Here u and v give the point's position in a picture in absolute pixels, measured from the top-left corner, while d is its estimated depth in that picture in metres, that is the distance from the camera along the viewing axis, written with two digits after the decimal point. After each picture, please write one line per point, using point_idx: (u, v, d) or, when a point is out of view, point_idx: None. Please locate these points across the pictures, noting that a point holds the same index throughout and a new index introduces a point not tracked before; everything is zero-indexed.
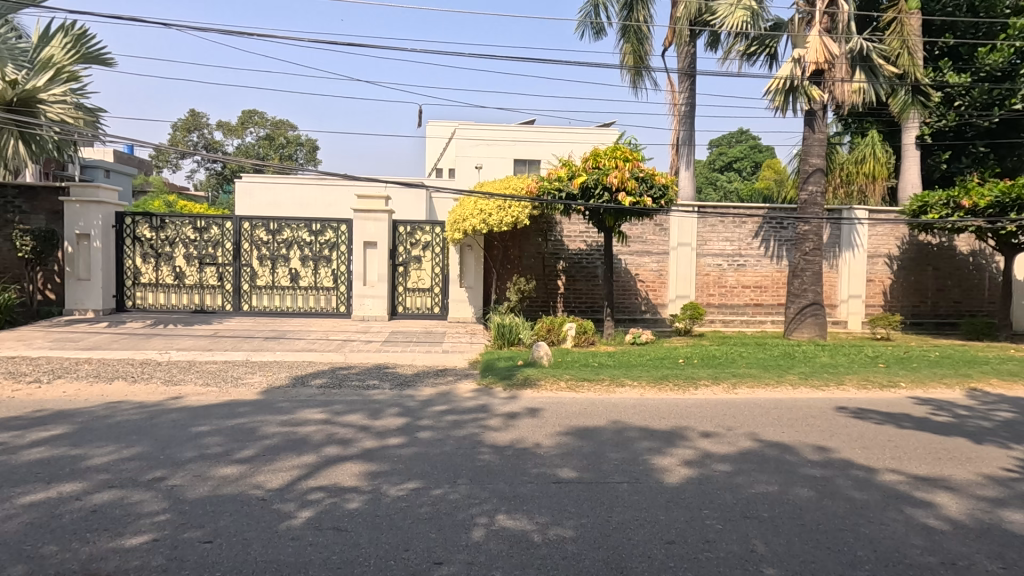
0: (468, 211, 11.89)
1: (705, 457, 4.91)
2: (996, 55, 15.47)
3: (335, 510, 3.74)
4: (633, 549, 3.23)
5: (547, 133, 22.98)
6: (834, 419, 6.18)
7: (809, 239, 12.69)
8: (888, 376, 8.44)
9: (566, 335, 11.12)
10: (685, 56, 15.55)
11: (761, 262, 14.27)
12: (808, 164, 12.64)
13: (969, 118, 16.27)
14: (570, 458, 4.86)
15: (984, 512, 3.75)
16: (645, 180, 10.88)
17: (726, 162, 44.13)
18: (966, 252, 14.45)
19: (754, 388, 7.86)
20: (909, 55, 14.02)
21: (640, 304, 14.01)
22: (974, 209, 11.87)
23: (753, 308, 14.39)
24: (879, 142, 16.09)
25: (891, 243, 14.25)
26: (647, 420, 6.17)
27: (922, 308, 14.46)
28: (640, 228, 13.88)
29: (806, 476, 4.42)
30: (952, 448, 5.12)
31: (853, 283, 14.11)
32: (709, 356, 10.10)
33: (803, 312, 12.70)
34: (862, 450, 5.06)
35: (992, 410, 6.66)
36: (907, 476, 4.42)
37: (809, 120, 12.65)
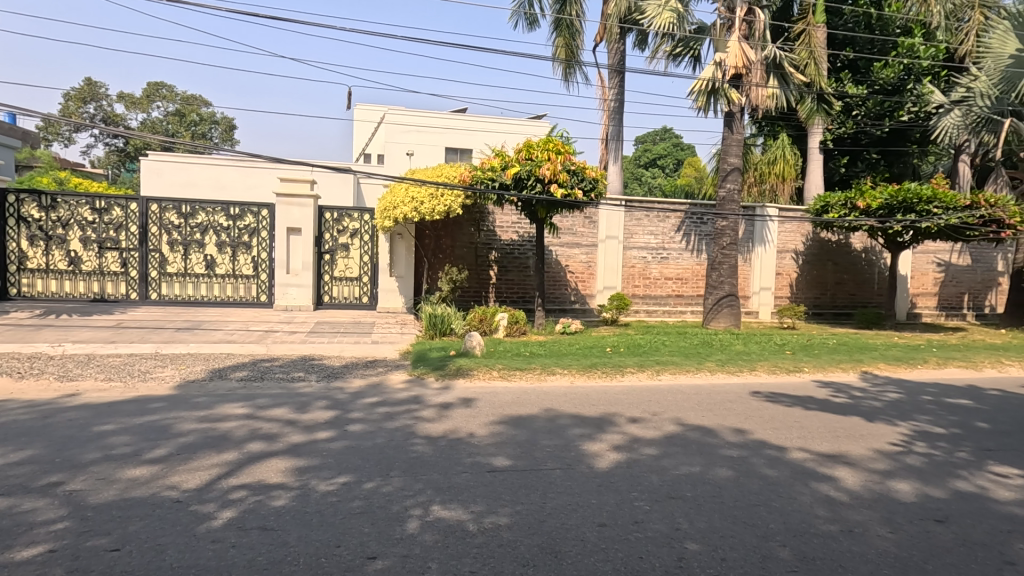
0: (400, 198, 11.67)
1: (633, 441, 5.12)
2: (888, 71, 17.06)
3: (260, 509, 3.56)
4: (567, 533, 3.31)
5: (479, 122, 22.81)
6: (749, 403, 6.63)
7: (726, 234, 13.48)
8: (795, 362, 9.18)
9: (498, 325, 11.17)
10: (615, 53, 15.92)
11: (683, 256, 15.00)
12: (727, 163, 13.37)
13: (864, 127, 18.01)
14: (505, 447, 4.90)
15: (875, 483, 4.18)
16: (576, 173, 11.08)
17: (650, 158, 46.12)
18: (860, 249, 15.90)
19: (676, 374, 8.30)
20: (815, 65, 15.02)
21: (569, 294, 14.35)
22: (867, 209, 12.99)
23: (674, 299, 15.10)
24: (788, 145, 17.34)
25: (797, 239, 15.40)
26: (578, 407, 6.35)
27: (823, 299, 15.78)
28: (570, 220, 14.16)
29: (725, 456, 4.72)
30: (849, 427, 5.66)
31: (764, 276, 15.17)
32: (634, 345, 10.50)
33: (720, 303, 13.49)
34: (773, 431, 5.47)
35: (882, 391, 7.43)
36: (813, 453, 4.83)
37: (728, 120, 13.35)
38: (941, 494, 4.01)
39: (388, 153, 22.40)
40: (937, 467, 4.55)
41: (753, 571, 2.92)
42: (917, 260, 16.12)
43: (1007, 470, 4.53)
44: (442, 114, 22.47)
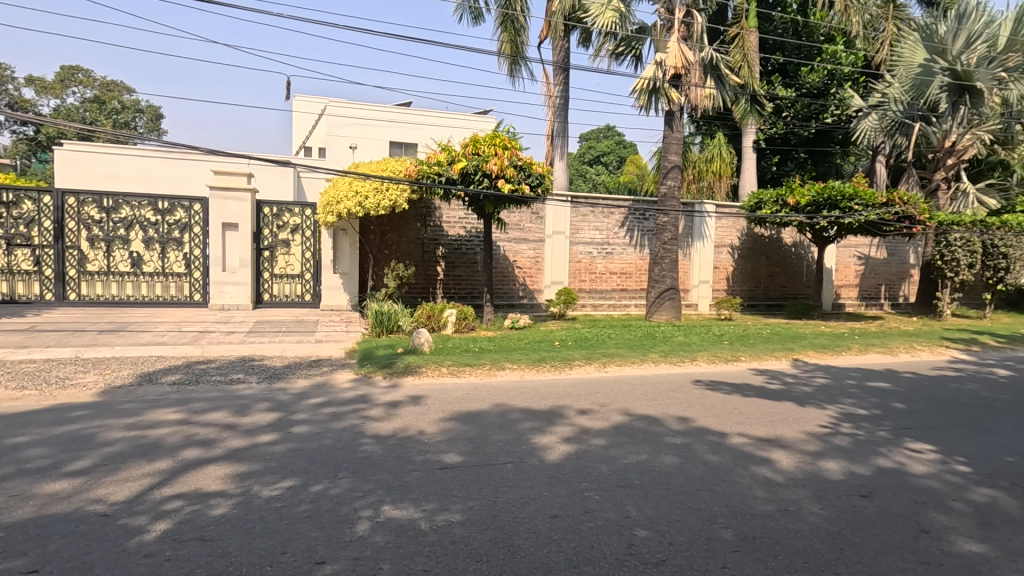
0: (343, 192, 11.36)
1: (582, 433, 5.21)
2: (813, 75, 18.06)
3: (197, 518, 3.37)
4: (520, 526, 3.33)
5: (424, 116, 22.48)
6: (691, 391, 6.89)
7: (667, 230, 13.90)
8: (732, 351, 9.63)
9: (447, 321, 11.07)
10: (560, 51, 16.08)
11: (626, 251, 15.39)
12: (668, 161, 13.81)
13: (793, 127, 19.12)
14: (456, 443, 4.87)
15: (808, 464, 4.43)
16: (522, 168, 11.13)
17: (594, 155, 47.02)
18: (790, 244, 16.83)
19: (622, 366, 8.51)
20: (749, 68, 15.69)
21: (518, 289, 14.41)
22: (797, 206, 13.82)
23: (619, 293, 15.46)
24: (724, 144, 18.11)
25: (733, 235, 16.12)
26: (528, 401, 6.40)
27: (757, 292, 16.60)
28: (517, 216, 14.20)
29: (670, 444, 4.88)
30: (782, 411, 5.99)
31: (703, 269, 15.80)
32: (581, 338, 10.68)
33: (662, 296, 13.93)
34: (714, 418, 5.71)
35: (811, 377, 7.91)
36: (751, 438, 5.07)
37: (668, 119, 13.77)
38: (865, 471, 4.30)
39: (330, 146, 21.69)
40: (861, 446, 4.89)
41: (699, 553, 3.03)
42: (841, 254, 17.23)
43: (921, 445, 4.93)
44: (385, 107, 22.01)
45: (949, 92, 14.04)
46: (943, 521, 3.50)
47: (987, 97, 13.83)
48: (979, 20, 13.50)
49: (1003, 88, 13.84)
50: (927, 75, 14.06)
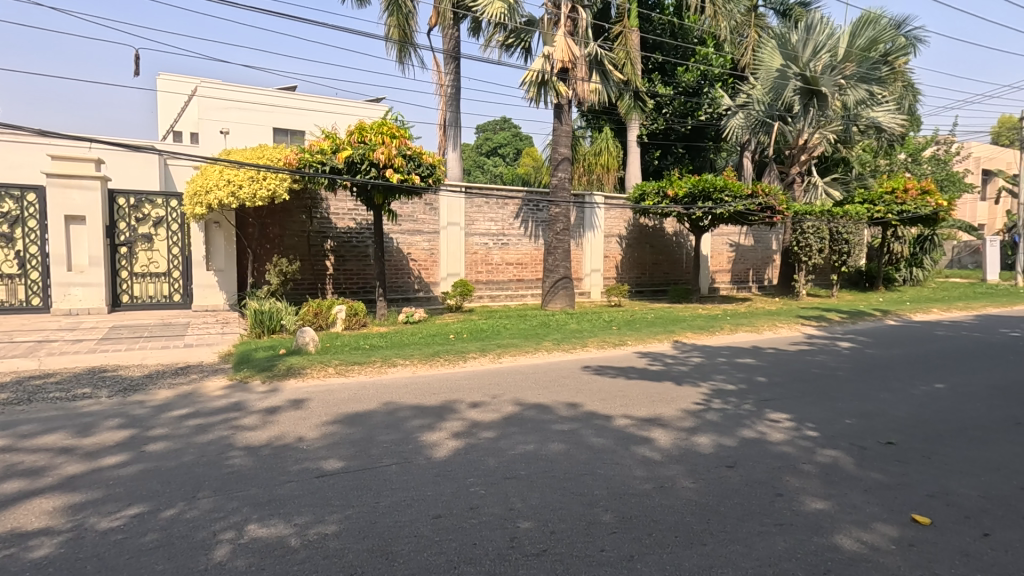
0: (212, 181, 10.37)
1: (472, 426, 5.13)
2: (688, 75, 19.45)
3: (10, 565, 2.84)
4: (400, 531, 3.17)
5: (308, 101, 21.20)
6: (580, 377, 7.08)
7: (559, 220, 14.23)
8: (620, 336, 10.09)
9: (336, 318, 10.52)
10: (449, 39, 15.80)
11: (521, 241, 15.58)
12: (558, 153, 14.08)
13: (671, 124, 20.47)
14: (338, 448, 4.58)
15: (683, 440, 4.70)
16: (412, 158, 10.79)
17: (491, 147, 47.21)
18: (671, 233, 17.98)
19: (516, 356, 8.58)
20: (631, 66, 16.11)
21: (413, 283, 14.06)
22: (676, 197, 14.73)
23: (515, 283, 15.62)
24: (611, 138, 18.95)
25: (620, 225, 16.94)
26: (419, 397, 6.21)
27: (643, 279, 17.57)
28: (410, 207, 13.83)
29: (557, 431, 4.95)
30: (662, 391, 6.34)
31: (594, 258, 16.43)
32: (477, 330, 10.64)
33: (557, 285, 14.27)
34: (600, 402, 5.90)
35: (688, 357, 8.49)
36: (634, 418, 5.28)
37: (557, 112, 14.06)
38: (732, 443, 4.64)
39: (201, 131, 19.82)
40: (729, 420, 5.27)
41: (578, 539, 3.06)
42: (715, 242, 18.73)
43: (779, 415, 5.43)
44: (264, 90, 20.48)
45: (801, 95, 15.60)
46: (794, 483, 3.84)
47: (831, 102, 15.52)
48: (823, 32, 15.05)
49: (842, 93, 15.46)
50: (782, 79, 15.60)
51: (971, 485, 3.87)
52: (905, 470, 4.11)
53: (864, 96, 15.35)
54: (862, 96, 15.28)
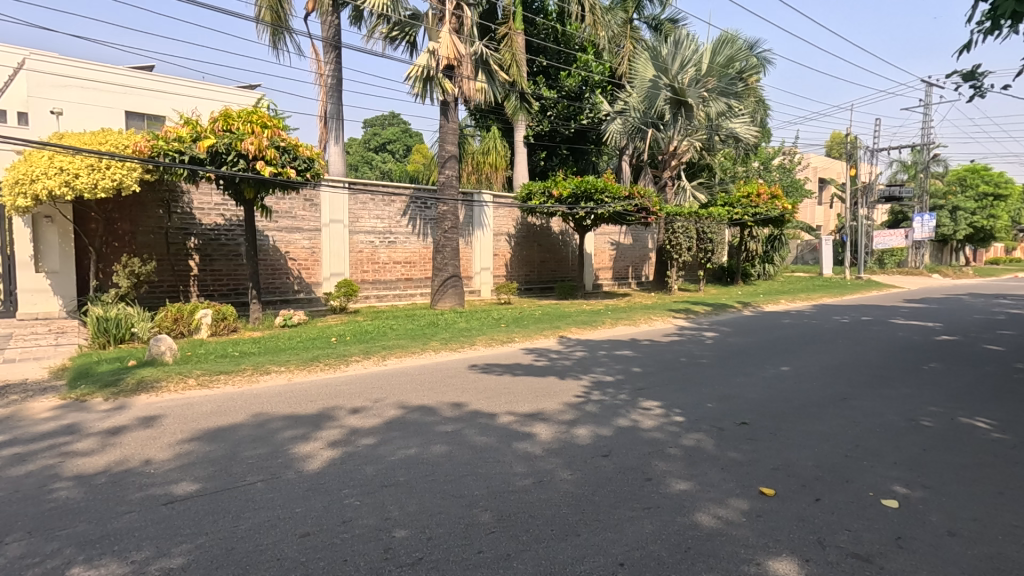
0: (40, 169, 8.94)
1: (350, 434, 4.87)
2: (571, 80, 20.26)
3: None
4: (261, 555, 2.90)
5: (167, 82, 19.09)
6: (467, 376, 7.03)
7: (447, 218, 14.11)
8: (508, 333, 10.22)
9: (200, 324, 9.53)
10: (329, 26, 15.01)
11: (409, 240, 15.23)
12: (445, 151, 13.95)
13: (556, 126, 21.30)
14: (194, 468, 4.11)
15: (563, 433, 4.81)
16: (286, 150, 10.06)
17: (380, 142, 45.80)
18: (557, 232, 18.58)
19: (402, 357, 8.34)
20: (517, 67, 16.45)
21: (292, 283, 13.16)
22: (560, 197, 15.22)
23: (403, 282, 15.23)
24: (499, 138, 19.19)
25: (508, 223, 17.20)
26: (293, 406, 5.79)
27: (531, 276, 17.98)
28: (287, 203, 12.94)
29: (440, 433, 4.84)
30: (545, 386, 6.48)
31: (483, 257, 16.51)
32: (361, 332, 10.21)
33: (446, 284, 14.12)
34: (485, 400, 5.89)
35: (572, 351, 8.79)
36: (517, 415, 5.33)
37: (444, 109, 13.90)
38: (608, 433, 4.84)
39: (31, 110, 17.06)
40: (606, 410, 5.51)
41: (456, 543, 2.99)
42: (598, 241, 19.69)
43: (651, 403, 5.77)
44: (112, 67, 18.10)
45: (670, 105, 16.88)
46: (662, 467, 4.08)
47: (696, 112, 16.98)
48: (689, 47, 16.35)
49: (706, 105, 17.10)
50: (654, 89, 16.81)
51: (807, 456, 4.37)
52: (754, 447, 4.55)
53: (724, 109, 17.10)
54: (722, 107, 17.07)
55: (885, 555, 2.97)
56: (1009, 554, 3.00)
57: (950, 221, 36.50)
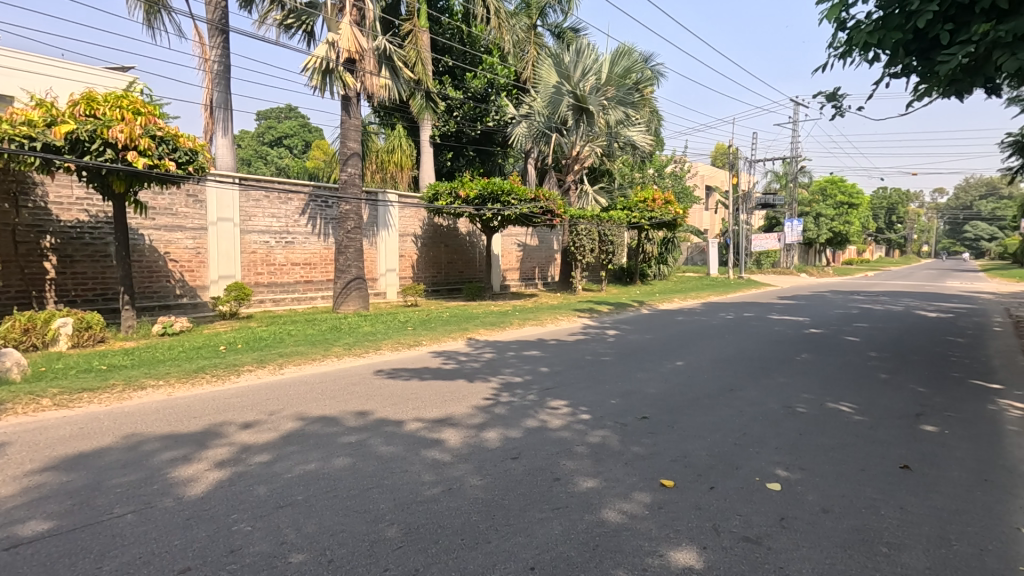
0: None
1: (241, 451, 4.47)
2: (477, 81, 20.37)
3: None
4: None
5: (16, 58, 16.60)
6: (372, 383, 6.75)
7: (350, 218, 13.52)
8: (415, 336, 9.98)
9: (58, 334, 8.34)
10: (215, 8, 13.85)
11: (309, 240, 14.42)
12: (346, 148, 13.37)
13: (462, 127, 21.36)
14: (46, 504, 3.55)
15: (472, 437, 4.74)
16: (165, 141, 9.11)
17: (275, 136, 43.07)
18: (465, 233, 18.50)
19: (300, 365, 7.85)
20: (422, 65, 16.07)
21: (173, 287, 11.96)
22: (467, 198, 15.17)
23: (302, 285, 14.39)
24: (404, 137, 18.71)
25: (415, 224, 16.85)
26: (174, 424, 5.22)
27: (439, 278, 17.74)
28: (167, 198, 11.75)
29: (343, 444, 4.58)
30: (454, 390, 6.37)
31: (388, 258, 16.03)
32: (254, 339, 9.48)
33: (349, 286, 13.51)
34: (391, 407, 5.67)
35: (481, 353, 8.76)
36: (425, 421, 5.18)
37: (344, 104, 13.31)
38: (517, 434, 4.84)
39: None
40: (515, 412, 5.51)
41: (360, 563, 2.82)
42: (505, 242, 19.88)
43: (558, 402, 5.86)
44: None
45: (573, 111, 17.48)
46: (570, 466, 4.14)
47: (597, 119, 17.64)
48: (591, 56, 16.99)
49: (606, 112, 17.72)
50: (558, 95, 17.29)
51: (701, 446, 4.64)
52: (655, 440, 4.75)
53: (622, 117, 17.87)
54: (620, 116, 17.85)
55: (771, 536, 3.21)
56: (872, 525, 3.36)
57: (814, 226, 41.02)
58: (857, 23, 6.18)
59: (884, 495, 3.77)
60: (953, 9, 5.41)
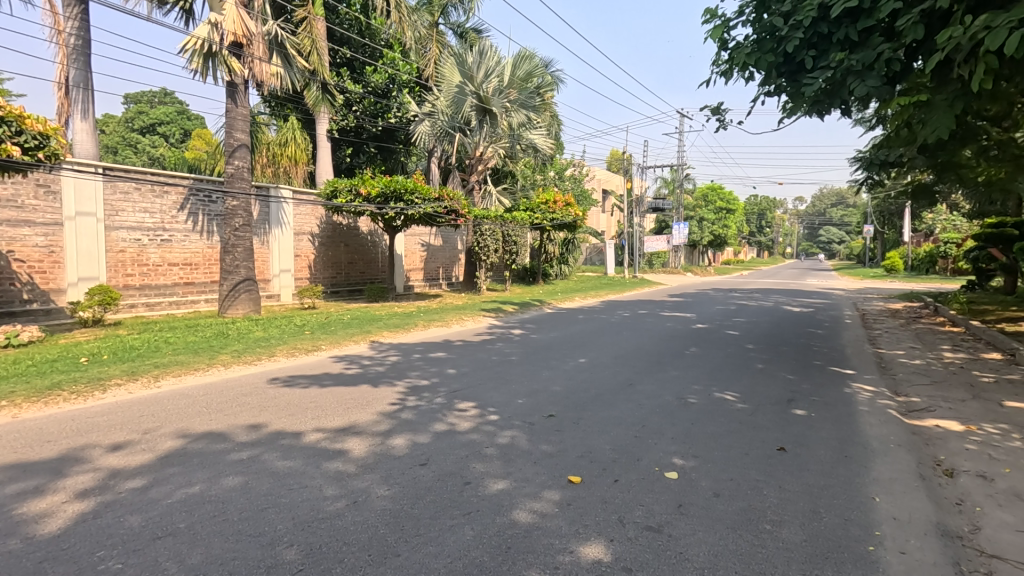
0: None
1: (109, 478, 3.93)
2: (377, 75, 19.80)
3: None
4: None
5: None
6: (265, 392, 6.26)
7: (238, 215, 12.54)
8: (313, 341, 9.44)
9: None
10: None
11: (189, 238, 13.16)
12: (233, 139, 12.35)
13: (362, 122, 20.70)
14: None
15: (377, 446, 4.55)
16: (6, 121, 7.82)
17: (147, 123, 38.87)
18: (366, 232, 17.86)
19: (181, 375, 7.11)
20: (318, 56, 15.39)
21: (19, 291, 10.35)
22: (368, 196, 14.64)
23: (182, 288, 13.10)
24: (298, 129, 17.76)
25: (312, 222, 15.97)
26: (21, 451, 4.49)
27: (338, 279, 16.97)
28: (9, 188, 10.15)
29: (233, 462, 4.20)
30: (357, 396, 6.09)
31: (282, 258, 15.06)
32: (123, 348, 8.44)
33: (237, 289, 12.49)
34: (288, 418, 5.30)
35: (385, 357, 8.47)
36: (327, 431, 4.90)
37: (230, 91, 12.33)
38: (425, 440, 4.72)
39: None
40: (423, 416, 5.38)
41: None
42: (408, 242, 19.47)
43: (466, 404, 5.81)
44: None
45: (476, 111, 17.51)
46: (480, 469, 4.10)
47: (500, 120, 17.79)
48: (493, 58, 17.01)
49: (509, 114, 17.79)
50: (461, 94, 17.26)
51: (605, 441, 4.81)
52: (561, 438, 4.86)
53: (525, 120, 17.95)
54: (523, 118, 17.89)
55: (671, 523, 3.39)
56: (757, 505, 3.66)
57: (698, 229, 44.47)
58: (737, 43, 6.74)
59: (765, 477, 4.14)
60: (814, 37, 6.07)
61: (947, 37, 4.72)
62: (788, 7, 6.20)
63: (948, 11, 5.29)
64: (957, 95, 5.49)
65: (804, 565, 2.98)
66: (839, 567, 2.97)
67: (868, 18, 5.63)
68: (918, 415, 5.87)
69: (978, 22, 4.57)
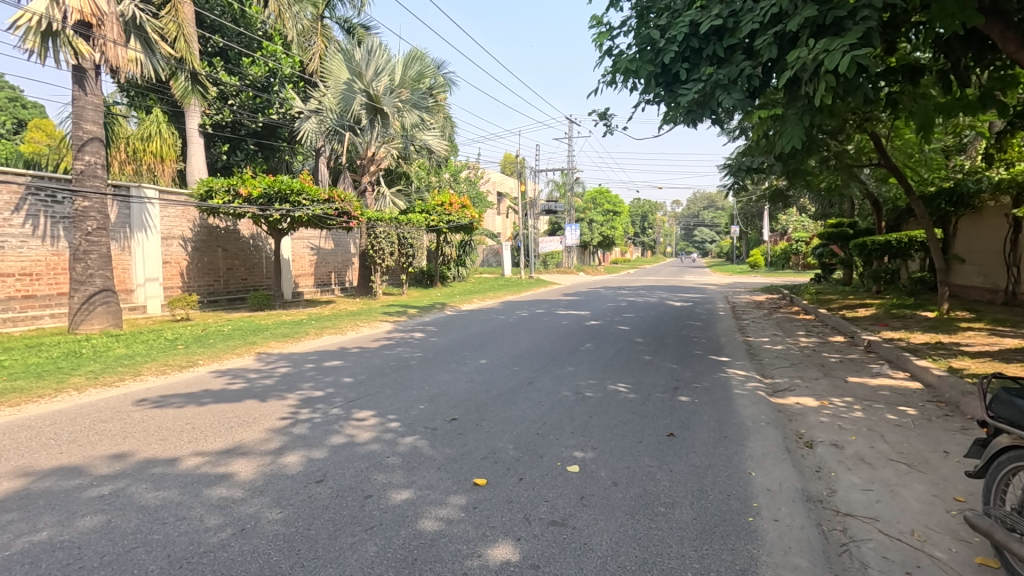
0: None
1: None
2: (256, 68, 18.63)
3: None
4: None
5: None
6: (130, 417, 5.55)
7: (90, 217, 11.07)
8: (187, 356, 8.55)
9: None
10: None
11: (27, 244, 11.39)
12: (81, 131, 10.86)
13: (240, 116, 19.33)
14: None
15: (267, 465, 4.22)
16: None
17: None
18: (247, 236, 16.57)
19: (20, 405, 6.08)
20: (185, 42, 14.01)
21: None
22: (249, 197, 13.57)
23: (21, 301, 11.29)
24: (163, 122, 16.14)
25: (183, 225, 14.56)
26: None
27: (216, 287, 15.62)
28: None
29: (93, 498, 3.68)
30: (242, 413, 5.61)
31: (147, 265, 13.50)
32: None
33: (92, 301, 11.00)
34: (159, 443, 4.75)
35: (273, 368, 7.89)
36: (207, 454, 4.45)
37: (78, 77, 10.77)
38: (321, 454, 4.45)
39: None
40: (318, 430, 5.07)
41: None
42: (296, 246, 18.43)
43: (364, 413, 5.57)
44: None
45: (366, 110, 16.94)
46: (381, 480, 3.95)
47: (392, 120, 17.30)
48: (382, 56, 16.53)
49: (400, 114, 17.34)
50: (349, 91, 16.56)
51: (508, 440, 4.85)
52: (464, 441, 4.81)
53: (418, 120, 17.62)
54: (415, 119, 17.57)
55: (575, 515, 3.49)
56: (651, 489, 3.89)
57: (589, 231, 46.59)
58: (621, 51, 7.14)
59: (657, 462, 4.40)
60: (687, 51, 6.58)
61: (796, 58, 5.35)
62: (664, 22, 6.72)
63: (795, 35, 5.97)
64: (804, 110, 6.18)
65: (694, 542, 3.19)
66: (725, 539, 3.23)
67: (731, 36, 6.23)
68: (782, 394, 6.58)
69: (819, 45, 5.23)
